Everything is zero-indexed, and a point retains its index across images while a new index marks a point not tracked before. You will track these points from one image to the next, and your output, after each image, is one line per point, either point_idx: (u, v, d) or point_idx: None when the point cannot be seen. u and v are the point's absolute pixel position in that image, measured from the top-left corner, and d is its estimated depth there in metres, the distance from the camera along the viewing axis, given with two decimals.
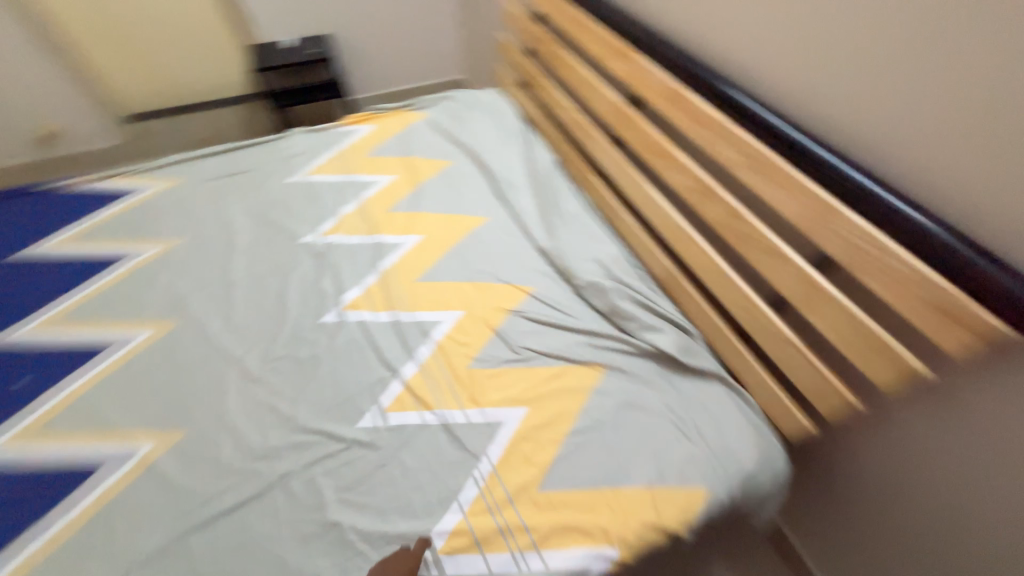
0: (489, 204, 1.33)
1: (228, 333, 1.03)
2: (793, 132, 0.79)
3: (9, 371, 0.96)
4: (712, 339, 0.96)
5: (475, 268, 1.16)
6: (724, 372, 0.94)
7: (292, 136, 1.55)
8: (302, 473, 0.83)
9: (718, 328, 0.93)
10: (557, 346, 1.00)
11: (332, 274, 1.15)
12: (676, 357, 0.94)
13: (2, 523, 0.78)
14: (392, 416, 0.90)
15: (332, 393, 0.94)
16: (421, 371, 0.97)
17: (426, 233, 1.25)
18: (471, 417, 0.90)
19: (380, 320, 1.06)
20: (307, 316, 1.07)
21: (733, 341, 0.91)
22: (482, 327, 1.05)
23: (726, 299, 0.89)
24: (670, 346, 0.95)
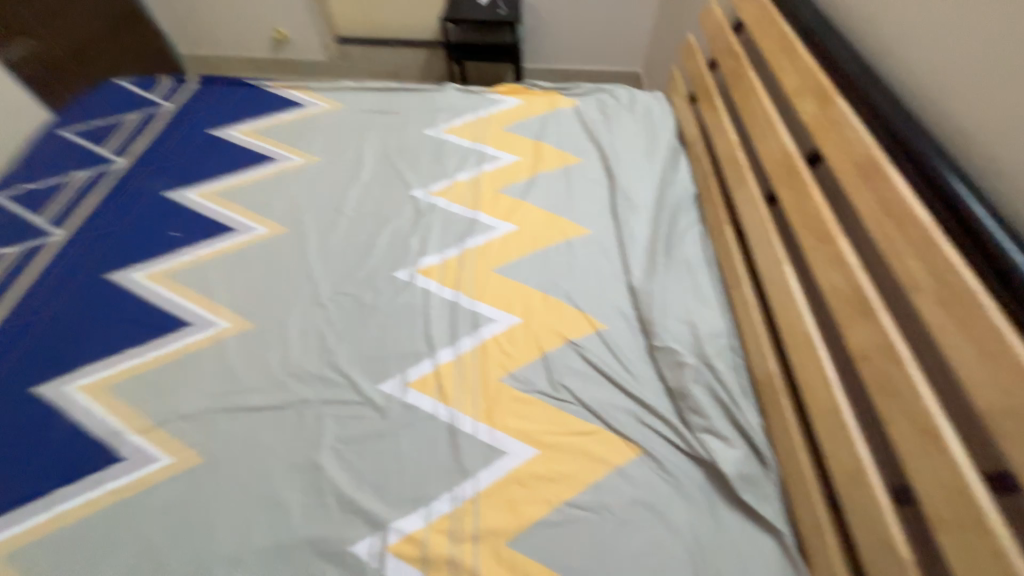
0: (599, 219, 1.22)
1: (318, 254, 1.13)
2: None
3: (168, 223, 1.18)
4: (790, 482, 0.75)
5: (553, 280, 1.08)
6: (787, 529, 0.73)
7: (446, 90, 1.59)
8: (316, 407, 0.88)
9: (803, 475, 0.72)
10: (599, 400, 0.89)
11: (421, 234, 1.17)
12: (729, 480, 0.76)
13: (119, 339, 0.98)
14: (410, 393, 0.90)
15: (372, 346, 0.97)
16: (454, 362, 0.94)
17: (522, 227, 1.20)
18: (479, 432, 0.85)
19: (442, 294, 1.05)
20: (383, 265, 1.11)
21: (815, 501, 0.70)
22: (532, 345, 0.97)
23: (828, 449, 0.68)
24: (728, 465, 0.77)
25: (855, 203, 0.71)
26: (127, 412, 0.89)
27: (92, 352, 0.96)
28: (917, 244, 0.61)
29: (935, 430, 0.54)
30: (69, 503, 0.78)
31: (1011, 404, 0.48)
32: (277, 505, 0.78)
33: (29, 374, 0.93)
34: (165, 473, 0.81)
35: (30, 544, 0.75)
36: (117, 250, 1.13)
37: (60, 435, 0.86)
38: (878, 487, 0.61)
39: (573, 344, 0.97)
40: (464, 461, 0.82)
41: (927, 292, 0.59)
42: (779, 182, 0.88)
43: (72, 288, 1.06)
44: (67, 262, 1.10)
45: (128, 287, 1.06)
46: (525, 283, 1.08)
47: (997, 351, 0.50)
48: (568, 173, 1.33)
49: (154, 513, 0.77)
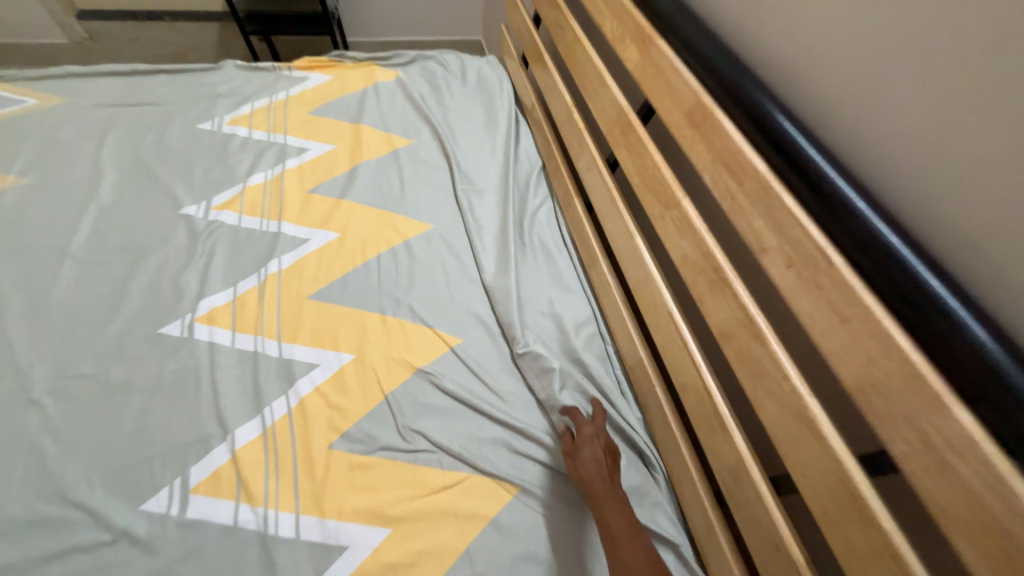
0: (439, 209, 1.02)
1: (29, 322, 0.76)
2: (863, 201, 0.44)
3: None
4: (678, 481, 0.66)
5: (391, 295, 0.87)
6: (683, 536, 0.64)
7: (226, 68, 1.22)
8: (29, 569, 0.57)
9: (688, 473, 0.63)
10: (460, 438, 0.72)
11: (199, 266, 0.86)
12: None
13: None
14: (194, 504, 0.63)
15: (130, 445, 0.67)
16: (262, 439, 0.69)
17: (345, 234, 0.95)
18: (303, 531, 0.62)
19: (239, 346, 0.78)
20: (142, 320, 0.79)
21: (703, 500, 0.61)
22: (371, 387, 0.76)
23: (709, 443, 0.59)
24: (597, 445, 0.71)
25: (692, 159, 0.62)
26: None
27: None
28: (760, 197, 0.52)
29: (808, 415, 0.46)
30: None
31: (875, 375, 0.41)
32: None
33: None
34: None
35: None
36: None
37: None
38: (761, 479, 0.52)
39: (422, 372, 0.78)
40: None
41: (778, 252, 0.50)
42: (615, 143, 0.78)
43: None
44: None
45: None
46: (355, 305, 0.85)
47: (856, 315, 0.42)
48: (397, 160, 1.10)
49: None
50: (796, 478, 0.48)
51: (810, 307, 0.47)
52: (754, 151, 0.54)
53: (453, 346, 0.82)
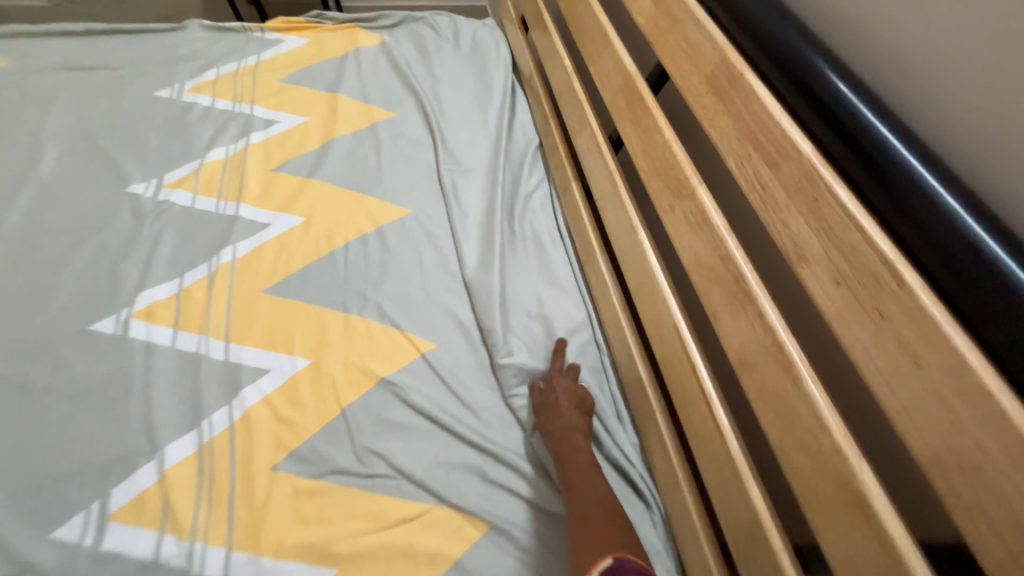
0: (419, 192, 0.90)
1: None
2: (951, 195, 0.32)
3: None
4: (678, 528, 0.55)
5: (358, 291, 0.76)
6: None
7: (191, 28, 1.10)
8: None
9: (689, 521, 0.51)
10: (424, 462, 0.62)
11: (142, 252, 0.76)
12: None
13: None
14: (111, 534, 0.54)
15: (46, 460, 0.58)
16: (197, 457, 0.60)
17: (311, 219, 0.84)
18: (235, 571, 0.53)
19: (179, 347, 0.68)
20: (73, 313, 0.69)
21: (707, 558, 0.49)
22: (327, 398, 0.66)
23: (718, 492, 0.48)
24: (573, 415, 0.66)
25: (711, 136, 0.49)
26: None
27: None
28: (801, 189, 0.39)
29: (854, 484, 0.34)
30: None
31: (960, 446, 0.29)
32: None
33: None
34: None
35: None
36: None
37: None
38: (784, 551, 0.41)
39: (386, 382, 0.68)
40: None
41: (824, 262, 0.37)
42: (619, 116, 0.65)
43: None
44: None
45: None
46: (315, 302, 0.75)
47: (936, 358, 0.30)
48: (375, 134, 0.98)
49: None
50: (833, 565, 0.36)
51: (867, 341, 0.34)
52: (796, 129, 0.40)
53: (424, 351, 0.71)
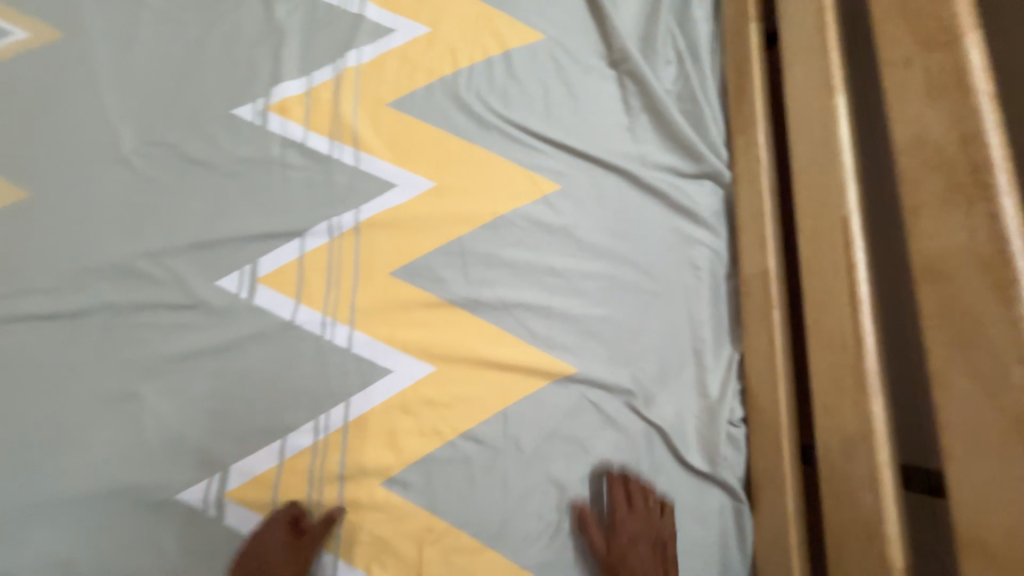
0: (558, 11, 0.76)
1: (113, 74, 0.72)
2: None
3: None
4: (756, 406, 0.58)
5: (478, 120, 0.71)
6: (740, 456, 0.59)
7: None
8: (128, 313, 0.63)
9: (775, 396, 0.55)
10: (526, 300, 0.65)
11: (274, 43, 0.75)
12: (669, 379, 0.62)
13: None
14: (262, 293, 0.65)
15: (205, 224, 0.67)
16: (327, 248, 0.67)
17: (436, 30, 0.76)
18: (356, 345, 0.63)
19: (312, 147, 0.71)
20: (216, 95, 0.72)
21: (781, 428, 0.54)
22: (440, 224, 0.67)
23: (821, 394, 0.46)
24: (675, 257, 0.66)
25: None
26: None
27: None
28: None
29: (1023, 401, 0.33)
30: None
31: None
32: (82, 440, 0.58)
33: None
34: None
35: None
36: None
37: None
38: (887, 468, 0.40)
39: (495, 222, 0.67)
40: (332, 383, 0.61)
41: None
42: None
43: None
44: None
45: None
46: (432, 123, 0.71)
47: None
48: None
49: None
50: (951, 494, 0.37)
51: None
52: None
53: (536, 200, 0.68)
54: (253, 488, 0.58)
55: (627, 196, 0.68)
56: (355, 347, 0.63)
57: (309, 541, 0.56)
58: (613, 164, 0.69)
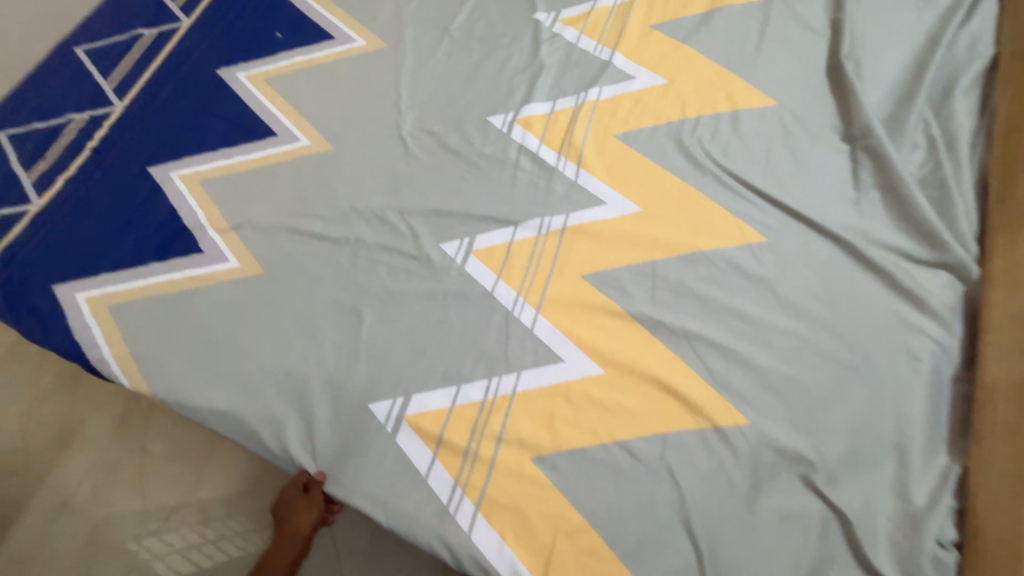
0: (796, 83, 0.79)
1: (411, 78, 0.94)
2: None
3: (273, 23, 1.08)
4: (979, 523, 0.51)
5: (696, 164, 0.76)
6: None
7: None
8: (371, 250, 0.78)
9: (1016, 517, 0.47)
10: (712, 337, 0.64)
11: (532, 73, 0.90)
12: (861, 466, 0.56)
13: (221, 135, 0.96)
14: (472, 262, 0.75)
15: (445, 199, 0.81)
16: (533, 240, 0.75)
17: (672, 82, 0.84)
18: (539, 328, 0.68)
19: (542, 157, 0.82)
20: (478, 104, 0.89)
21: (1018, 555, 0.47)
22: (640, 245, 0.72)
23: None
24: (891, 341, 0.61)
25: None
26: (214, 209, 0.87)
27: (186, 147, 0.95)
28: None
29: None
30: (137, 281, 0.81)
31: None
32: (314, 336, 0.73)
33: (151, 150, 0.96)
34: (228, 275, 0.80)
35: (129, 302, 0.79)
36: (221, 43, 1.08)
37: (155, 217, 0.88)
38: None
39: (693, 256, 0.70)
40: (511, 355, 0.67)
41: None
42: None
43: (188, 76, 1.05)
44: (178, 56, 1.08)
45: (225, 81, 1.03)
46: (652, 158, 0.78)
47: None
48: (768, 10, 0.87)
49: (206, 311, 0.77)
50: None
51: None
52: None
53: (739, 246, 0.70)
54: (425, 422, 0.65)
55: (843, 267, 0.66)
56: (537, 330, 0.68)
57: (458, 487, 0.61)
58: (831, 232, 0.67)
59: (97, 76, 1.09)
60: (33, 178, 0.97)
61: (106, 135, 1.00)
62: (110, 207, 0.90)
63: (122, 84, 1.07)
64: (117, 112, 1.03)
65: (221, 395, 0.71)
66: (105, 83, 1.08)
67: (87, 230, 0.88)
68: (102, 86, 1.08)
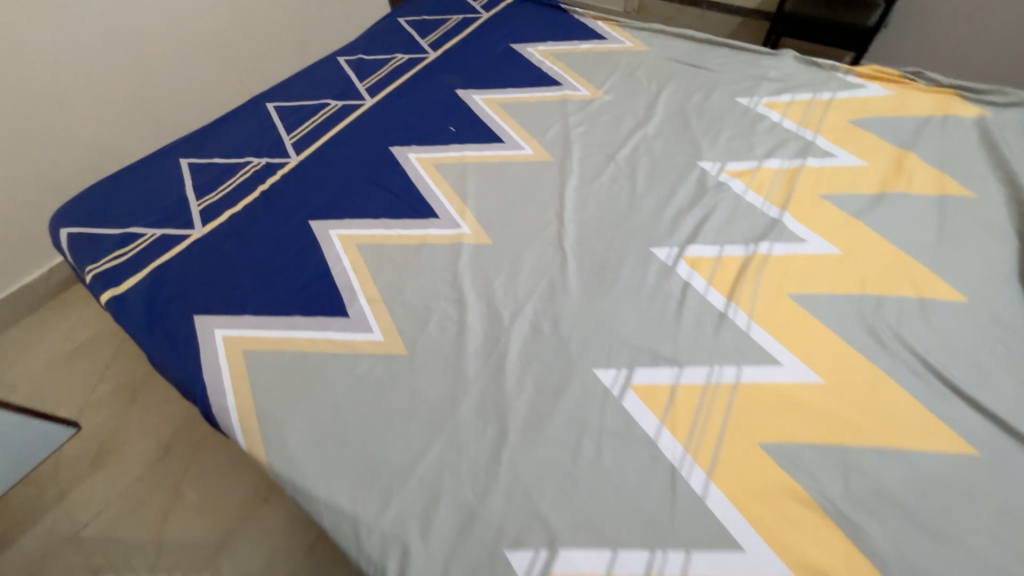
0: (984, 285, 0.78)
1: (576, 193, 0.98)
2: None
3: (449, 117, 1.20)
4: None
5: (883, 347, 0.72)
6: None
7: (783, 57, 1.25)
8: (522, 355, 0.75)
9: None
10: (933, 567, 0.54)
11: (699, 214, 0.92)
12: None
13: (385, 206, 1.00)
14: (632, 397, 0.69)
15: (603, 318, 0.78)
16: (701, 388, 0.69)
17: (847, 254, 0.83)
18: (712, 500, 0.59)
19: (709, 300, 0.80)
20: (642, 232, 0.90)
21: None
22: (825, 423, 0.65)
23: None
24: None
25: None
26: (367, 275, 0.88)
27: (350, 209, 1.00)
28: None
29: None
30: (277, 331, 0.80)
31: None
32: (451, 439, 0.67)
33: (316, 206, 1.01)
34: (370, 348, 0.77)
35: (265, 354, 0.78)
36: (399, 125, 1.19)
37: (307, 270, 0.89)
38: None
39: (891, 451, 0.62)
40: (680, 524, 0.58)
41: None
42: None
43: (363, 147, 1.14)
44: (357, 128, 1.20)
45: (397, 158, 1.11)
46: (831, 329, 0.75)
47: None
48: (941, 206, 0.89)
49: (344, 382, 0.74)
50: None
51: None
52: None
53: (949, 453, 0.61)
54: None
55: None
56: (709, 501, 0.60)
57: None
58: None
59: (282, 131, 1.21)
60: (202, 207, 1.03)
61: (278, 182, 1.07)
62: (268, 249, 0.93)
63: (302, 142, 1.18)
64: (291, 164, 1.12)
65: (340, 486, 0.64)
66: (288, 138, 1.19)
67: (241, 268, 0.90)
68: (284, 140, 1.18)
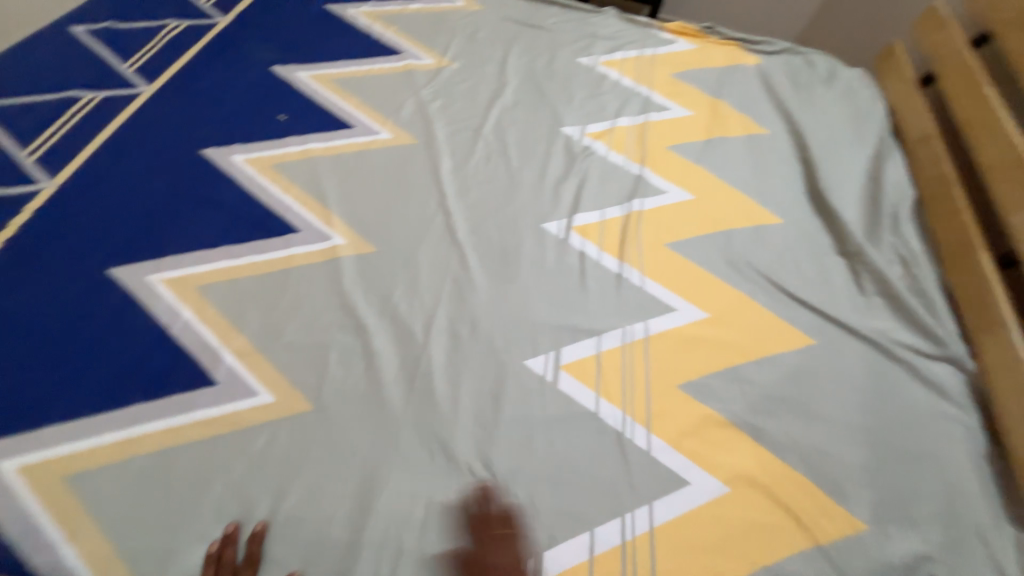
0: (790, 205, 0.98)
1: (453, 178, 0.91)
2: None
3: (272, 103, 0.97)
4: None
5: (740, 274, 0.86)
6: None
7: (606, 15, 1.32)
8: (448, 369, 0.69)
9: None
10: (808, 441, 0.70)
11: (575, 181, 0.95)
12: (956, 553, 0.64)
13: (220, 229, 0.78)
14: (565, 379, 0.71)
15: (518, 306, 0.77)
16: (621, 351, 0.74)
17: (698, 197, 0.96)
18: (655, 450, 0.66)
19: (605, 264, 0.84)
20: (529, 208, 0.89)
21: None
22: (718, 350, 0.77)
23: None
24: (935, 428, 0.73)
25: None
26: (225, 324, 0.69)
27: (169, 243, 0.76)
28: None
29: None
30: (112, 434, 0.59)
31: None
32: (400, 486, 0.60)
33: (112, 246, 0.74)
34: (262, 415, 0.62)
35: (107, 468, 0.57)
36: (203, 117, 0.92)
37: (130, 338, 0.66)
38: None
39: (764, 359, 0.77)
40: (636, 482, 0.64)
41: None
42: None
43: (158, 153, 0.86)
44: (140, 128, 0.89)
45: (216, 163, 0.86)
46: (703, 268, 0.86)
47: None
48: (750, 144, 1.07)
49: (242, 468, 0.59)
50: None
51: None
52: None
53: (798, 348, 0.79)
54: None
55: (880, 365, 0.78)
56: (654, 451, 0.66)
57: None
58: (862, 334, 0.80)
59: (9, 143, 0.83)
60: None
61: (31, 221, 0.74)
62: (50, 325, 0.65)
63: (51, 156, 0.82)
64: (44, 191, 0.78)
65: None
66: (24, 153, 0.82)
67: (10, 362, 0.62)
68: (18, 157, 0.81)
